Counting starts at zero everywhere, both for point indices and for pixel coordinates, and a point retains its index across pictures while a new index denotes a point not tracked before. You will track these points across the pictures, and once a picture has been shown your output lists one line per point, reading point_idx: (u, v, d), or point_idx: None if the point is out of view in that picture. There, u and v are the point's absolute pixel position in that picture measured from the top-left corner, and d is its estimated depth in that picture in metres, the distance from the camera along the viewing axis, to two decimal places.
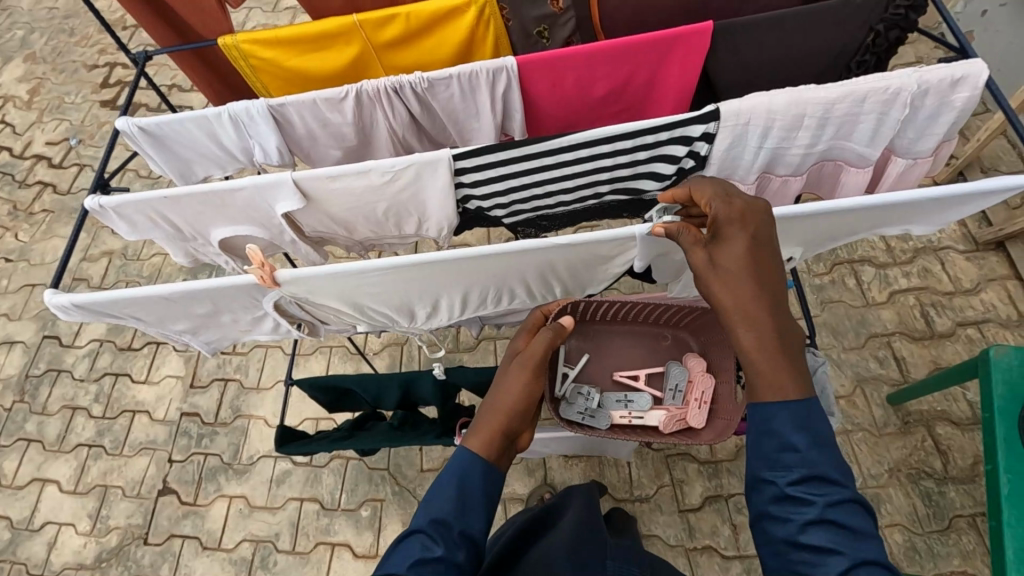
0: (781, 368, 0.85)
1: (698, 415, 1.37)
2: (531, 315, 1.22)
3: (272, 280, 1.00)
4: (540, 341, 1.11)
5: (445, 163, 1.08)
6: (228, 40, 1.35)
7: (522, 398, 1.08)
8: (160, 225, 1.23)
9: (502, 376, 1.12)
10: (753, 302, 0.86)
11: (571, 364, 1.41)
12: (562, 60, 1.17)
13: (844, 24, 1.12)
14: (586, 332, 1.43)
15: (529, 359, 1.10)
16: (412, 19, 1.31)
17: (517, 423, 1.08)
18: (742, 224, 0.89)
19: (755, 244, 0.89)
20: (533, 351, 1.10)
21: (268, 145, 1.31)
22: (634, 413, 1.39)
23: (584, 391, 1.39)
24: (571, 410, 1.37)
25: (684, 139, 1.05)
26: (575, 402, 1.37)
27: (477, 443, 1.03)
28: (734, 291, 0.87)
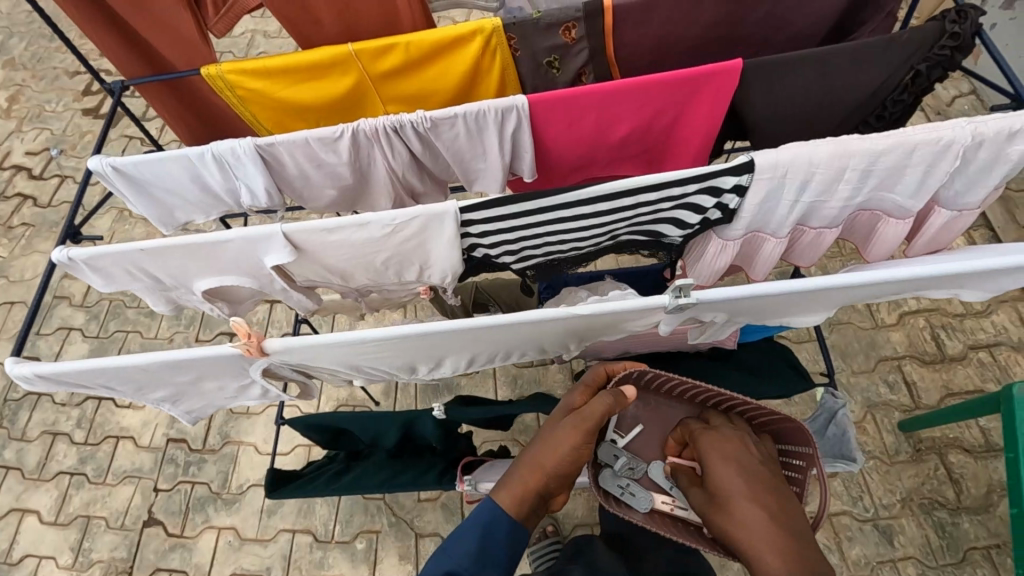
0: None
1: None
2: (592, 372, 1.18)
3: (259, 351, 0.90)
4: (598, 403, 1.04)
5: (452, 217, 0.99)
6: (212, 69, 1.25)
7: (569, 461, 1.02)
8: (138, 277, 1.14)
9: (548, 430, 1.05)
10: (765, 526, 0.89)
11: (620, 432, 1.30)
12: (576, 100, 1.07)
13: (882, 64, 1.03)
14: (644, 402, 1.32)
15: (584, 420, 1.02)
16: (412, 49, 1.21)
17: (555, 485, 1.03)
18: (728, 450, 1.03)
19: (744, 470, 0.98)
20: (588, 415, 1.02)
21: (256, 186, 1.21)
22: (678, 503, 1.23)
23: (633, 468, 1.26)
24: (612, 481, 1.25)
25: (713, 190, 0.96)
26: (617, 473, 1.25)
27: (507, 497, 1.01)
28: (745, 523, 0.91)
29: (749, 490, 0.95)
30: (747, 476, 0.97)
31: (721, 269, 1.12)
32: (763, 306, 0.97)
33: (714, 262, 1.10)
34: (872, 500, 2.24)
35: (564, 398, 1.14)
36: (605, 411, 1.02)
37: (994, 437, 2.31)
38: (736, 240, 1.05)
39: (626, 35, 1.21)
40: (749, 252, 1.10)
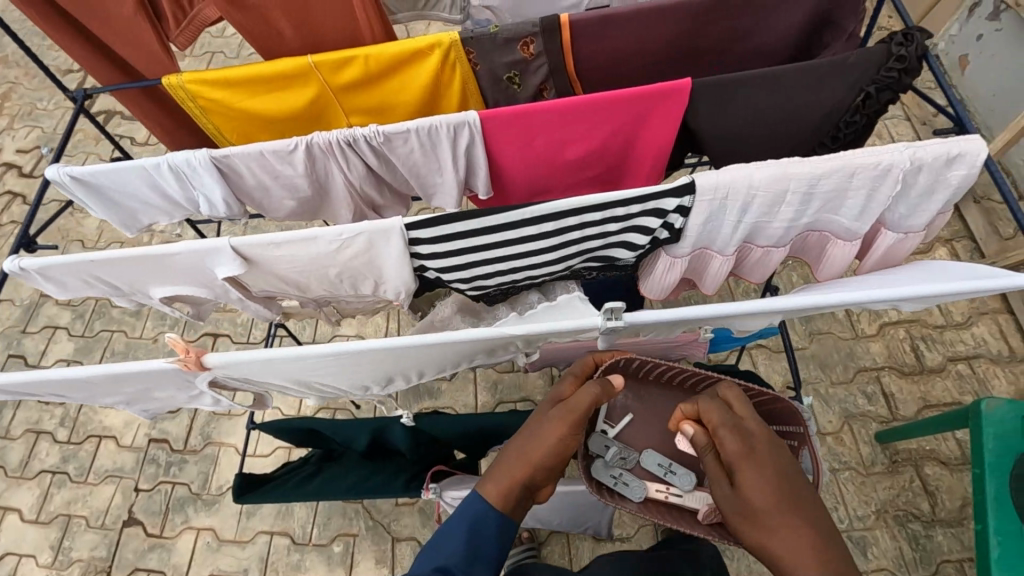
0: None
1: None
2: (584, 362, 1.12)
3: (198, 365, 0.92)
4: (584, 395, 1.00)
5: (399, 233, 1.00)
6: (172, 80, 1.26)
7: (556, 453, 0.99)
8: (93, 285, 1.14)
9: (533, 427, 1.01)
10: (813, 564, 0.77)
11: (610, 422, 1.21)
12: (528, 119, 1.07)
13: (832, 86, 1.04)
14: (636, 390, 1.24)
15: (571, 411, 0.99)
16: (371, 62, 1.21)
17: (541, 477, 1.01)
18: (762, 458, 0.84)
19: (781, 483, 0.82)
20: (574, 407, 0.99)
21: (214, 196, 1.21)
22: (673, 491, 1.14)
23: (626, 457, 1.17)
24: (605, 472, 1.16)
25: (658, 212, 0.96)
26: (609, 463, 1.16)
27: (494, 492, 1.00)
28: (789, 555, 0.78)
29: (794, 512, 0.80)
30: (787, 493, 0.82)
31: (671, 285, 1.12)
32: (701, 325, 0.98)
33: (664, 279, 1.11)
34: (846, 510, 2.23)
35: (553, 388, 1.09)
36: (593, 403, 0.98)
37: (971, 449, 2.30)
38: (684, 258, 1.06)
39: (584, 50, 1.22)
40: (699, 268, 1.11)
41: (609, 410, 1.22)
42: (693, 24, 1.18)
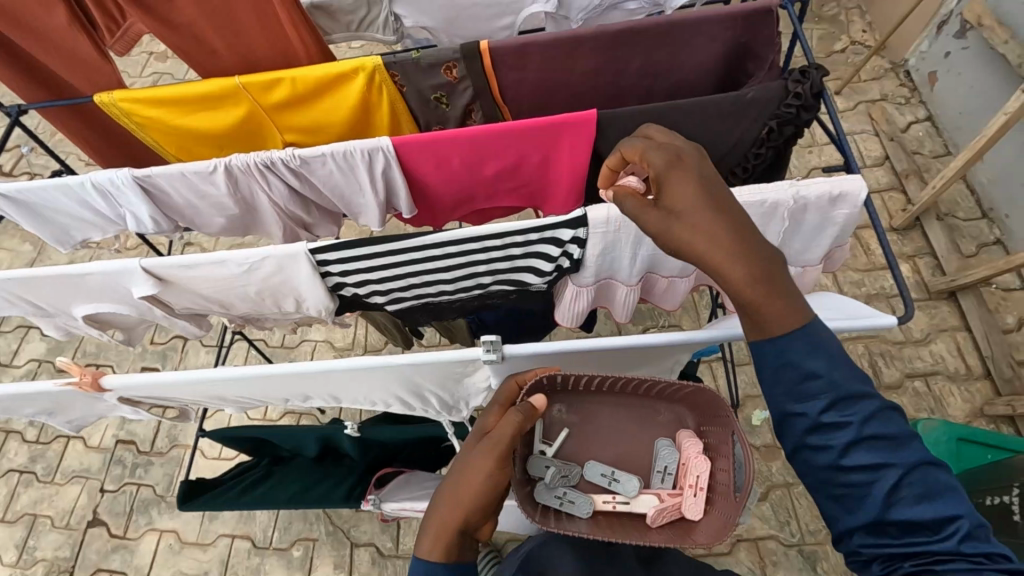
0: (775, 296, 0.74)
1: (694, 506, 1.05)
2: (505, 384, 1.00)
3: (95, 385, 0.94)
4: (507, 422, 0.89)
5: (305, 257, 1.02)
6: (105, 98, 1.28)
7: (486, 491, 0.87)
8: (16, 302, 1.16)
9: (460, 459, 0.90)
10: (722, 229, 0.74)
11: (547, 440, 1.11)
12: (440, 143, 1.09)
13: (736, 119, 1.07)
14: (572, 403, 1.12)
15: (496, 443, 0.88)
16: (298, 84, 1.24)
17: (477, 519, 0.88)
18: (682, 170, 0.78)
19: (705, 184, 0.76)
20: (498, 438, 0.88)
21: (141, 214, 1.23)
22: (620, 498, 1.07)
23: (567, 473, 1.08)
24: (547, 494, 1.06)
25: (556, 241, 0.97)
26: (551, 484, 1.06)
27: (431, 550, 0.87)
28: (702, 238, 0.74)
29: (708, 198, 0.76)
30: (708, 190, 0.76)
31: (582, 312, 1.14)
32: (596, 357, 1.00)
33: (573, 306, 1.12)
34: (799, 524, 2.06)
35: (477, 419, 0.96)
36: (515, 433, 0.88)
37: None
38: (589, 286, 1.08)
39: (507, 77, 1.24)
40: (608, 296, 1.13)
41: (543, 427, 1.11)
42: (611, 53, 1.21)
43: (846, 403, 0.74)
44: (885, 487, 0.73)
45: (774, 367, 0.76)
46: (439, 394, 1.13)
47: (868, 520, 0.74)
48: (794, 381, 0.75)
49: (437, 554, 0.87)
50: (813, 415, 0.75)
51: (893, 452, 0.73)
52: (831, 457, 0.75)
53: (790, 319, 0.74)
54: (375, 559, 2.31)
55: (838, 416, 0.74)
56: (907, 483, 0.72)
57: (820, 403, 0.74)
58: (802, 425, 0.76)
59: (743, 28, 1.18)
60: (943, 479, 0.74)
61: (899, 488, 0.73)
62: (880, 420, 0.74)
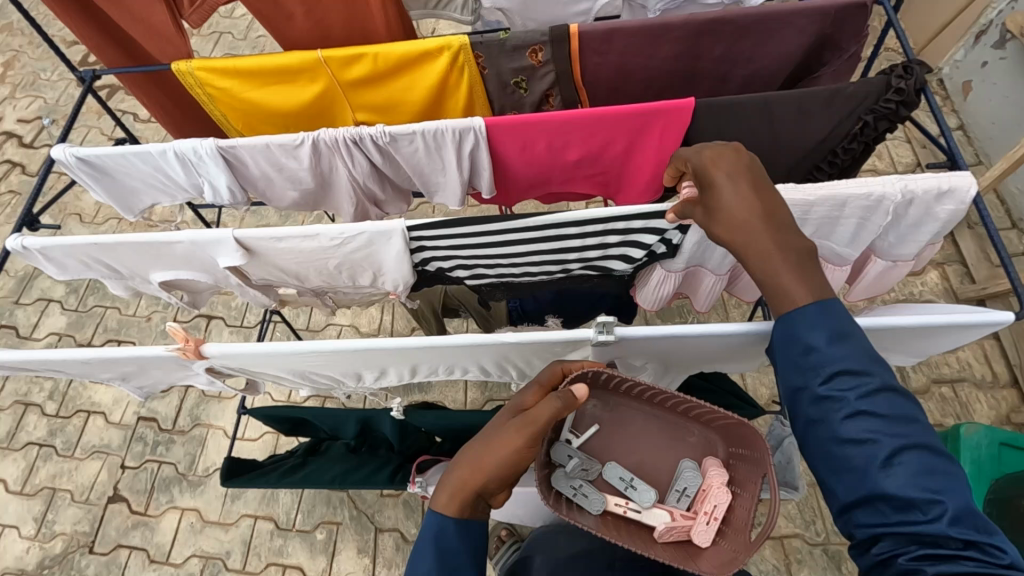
0: (791, 275, 0.76)
1: (704, 533, 1.03)
2: (550, 368, 0.98)
3: (197, 354, 0.94)
4: (545, 406, 0.86)
5: (400, 234, 1.01)
6: (182, 66, 1.26)
7: (510, 463, 0.86)
8: (93, 266, 1.15)
9: (493, 429, 0.90)
10: (753, 221, 0.77)
11: (575, 432, 1.09)
12: (530, 126, 1.09)
13: (831, 114, 1.08)
14: (606, 402, 1.11)
15: (529, 421, 0.86)
16: (380, 61, 1.23)
17: (497, 487, 0.88)
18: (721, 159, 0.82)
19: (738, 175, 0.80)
20: (534, 417, 0.86)
21: (219, 183, 1.23)
22: (633, 505, 1.05)
23: (587, 469, 1.07)
24: (563, 482, 1.05)
25: (656, 230, 0.99)
26: (570, 473, 1.06)
27: (448, 504, 0.87)
28: (736, 230, 0.79)
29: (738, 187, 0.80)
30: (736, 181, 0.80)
31: (664, 297, 1.15)
32: (691, 347, 1.00)
33: (658, 290, 1.13)
34: (823, 523, 2.06)
35: (515, 396, 0.95)
36: (552, 418, 0.85)
37: None
38: (677, 273, 1.09)
39: (589, 62, 1.24)
40: (693, 284, 1.14)
41: (575, 419, 1.10)
42: (695, 40, 1.20)
43: (843, 378, 0.73)
44: (874, 461, 0.70)
45: (783, 338, 0.77)
46: (519, 369, 1.13)
47: (859, 498, 0.72)
48: (798, 353, 0.76)
49: (452, 507, 0.87)
50: (812, 387, 0.75)
51: (887, 428, 0.71)
52: (828, 429, 0.73)
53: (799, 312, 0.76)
54: (399, 544, 2.28)
55: (833, 389, 0.73)
56: (898, 461, 0.70)
57: (819, 374, 0.74)
58: (804, 398, 0.76)
59: (832, 19, 1.18)
60: (945, 466, 0.70)
61: (891, 465, 0.70)
62: (878, 398, 0.71)
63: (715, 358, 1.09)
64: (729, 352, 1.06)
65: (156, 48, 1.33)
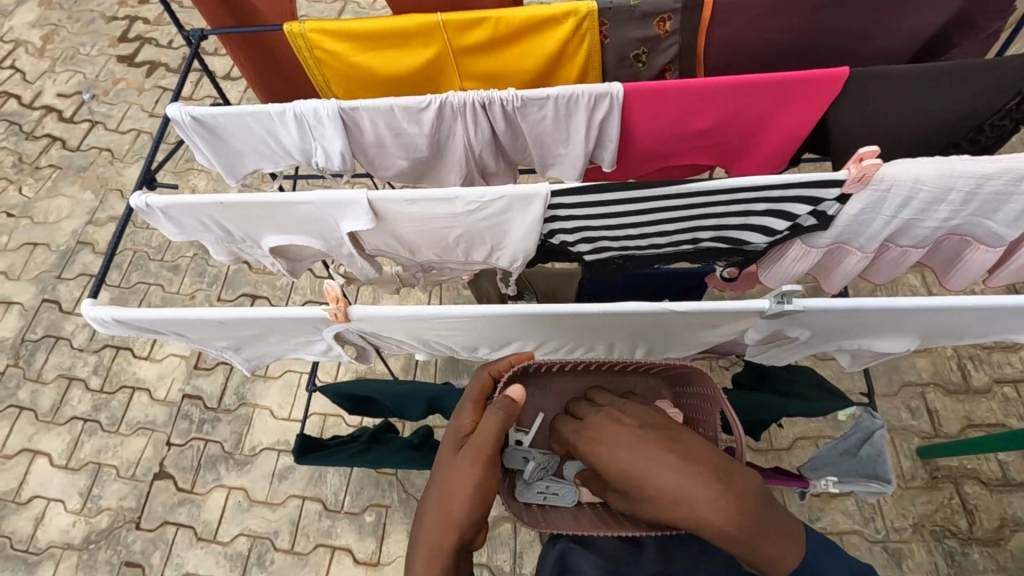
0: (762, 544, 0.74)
1: None
2: (478, 377, 0.93)
3: (345, 317, 0.92)
4: (489, 422, 0.82)
5: (541, 199, 0.98)
6: (295, 28, 1.23)
7: (477, 504, 0.76)
8: (209, 227, 1.12)
9: (443, 470, 0.80)
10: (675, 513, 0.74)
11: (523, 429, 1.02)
12: (671, 93, 1.05)
13: (988, 89, 1.05)
14: (538, 387, 1.11)
15: (481, 447, 0.79)
16: (501, 26, 1.19)
17: (472, 533, 0.76)
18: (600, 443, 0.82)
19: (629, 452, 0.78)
20: (480, 441, 0.80)
21: (332, 149, 1.20)
22: None
23: (548, 463, 1.00)
24: (529, 492, 0.99)
25: (812, 200, 0.94)
26: (533, 480, 0.98)
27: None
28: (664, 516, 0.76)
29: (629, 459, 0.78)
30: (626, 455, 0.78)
31: (796, 274, 1.12)
32: (855, 324, 0.95)
33: (792, 267, 1.10)
34: (884, 521, 2.00)
35: (453, 424, 0.87)
36: (498, 428, 0.81)
37: (1011, 470, 2.06)
38: (820, 248, 1.06)
39: (716, 34, 1.20)
40: (830, 262, 1.10)
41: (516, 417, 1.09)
42: (829, 14, 1.17)
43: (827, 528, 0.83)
44: None
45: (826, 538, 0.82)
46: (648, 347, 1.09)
47: None
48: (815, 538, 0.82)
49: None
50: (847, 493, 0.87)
51: None
52: None
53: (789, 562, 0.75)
54: None
55: None
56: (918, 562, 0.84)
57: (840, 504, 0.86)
58: None
59: None
60: None
61: None
62: None
63: (864, 340, 1.04)
64: (882, 334, 1.02)
65: (274, 13, 1.33)
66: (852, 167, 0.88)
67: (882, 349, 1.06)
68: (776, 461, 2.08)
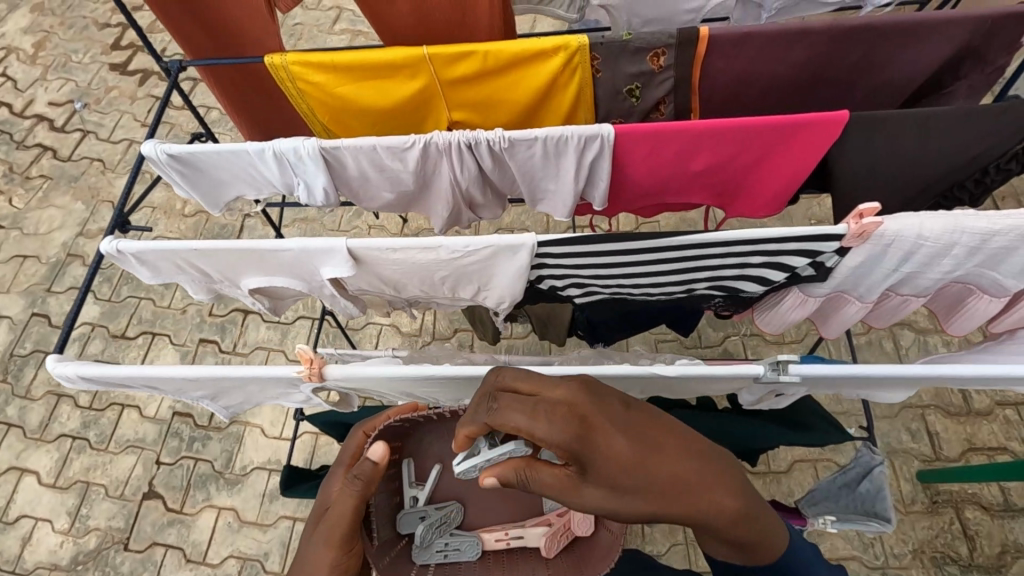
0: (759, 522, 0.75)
1: (583, 522, 1.00)
2: (353, 437, 0.93)
3: (319, 377, 0.89)
4: (346, 497, 0.82)
5: (529, 249, 0.94)
6: (277, 59, 1.19)
7: None
8: (186, 269, 1.08)
9: (302, 546, 0.82)
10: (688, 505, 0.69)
11: (419, 484, 0.99)
12: (664, 135, 1.01)
13: (993, 131, 1.01)
14: (436, 433, 1.01)
15: (336, 525, 0.81)
16: (489, 59, 1.15)
17: None
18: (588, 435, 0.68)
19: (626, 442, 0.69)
20: (336, 518, 0.81)
21: (315, 185, 1.16)
22: (511, 532, 1.00)
23: (447, 518, 0.98)
24: (427, 553, 0.96)
25: (810, 252, 0.90)
26: (427, 539, 0.96)
27: None
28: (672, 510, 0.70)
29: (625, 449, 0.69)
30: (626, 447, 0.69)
31: (792, 321, 1.08)
32: (855, 383, 0.91)
33: (790, 315, 1.06)
34: (884, 547, 1.96)
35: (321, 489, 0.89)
36: (354, 509, 0.81)
37: (1013, 495, 2.01)
38: (818, 297, 1.01)
39: (713, 66, 1.16)
40: (829, 311, 1.06)
41: (412, 468, 0.99)
42: (831, 46, 1.13)
43: None
44: None
45: None
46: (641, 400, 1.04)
47: None
48: None
49: None
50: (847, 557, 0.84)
51: None
52: None
53: (785, 557, 0.80)
54: None
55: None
56: None
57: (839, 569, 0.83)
58: None
59: (985, 28, 1.10)
60: None
61: None
62: None
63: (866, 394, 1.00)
64: (885, 389, 0.98)
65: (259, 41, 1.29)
66: (851, 222, 0.84)
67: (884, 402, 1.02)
68: (774, 484, 2.04)
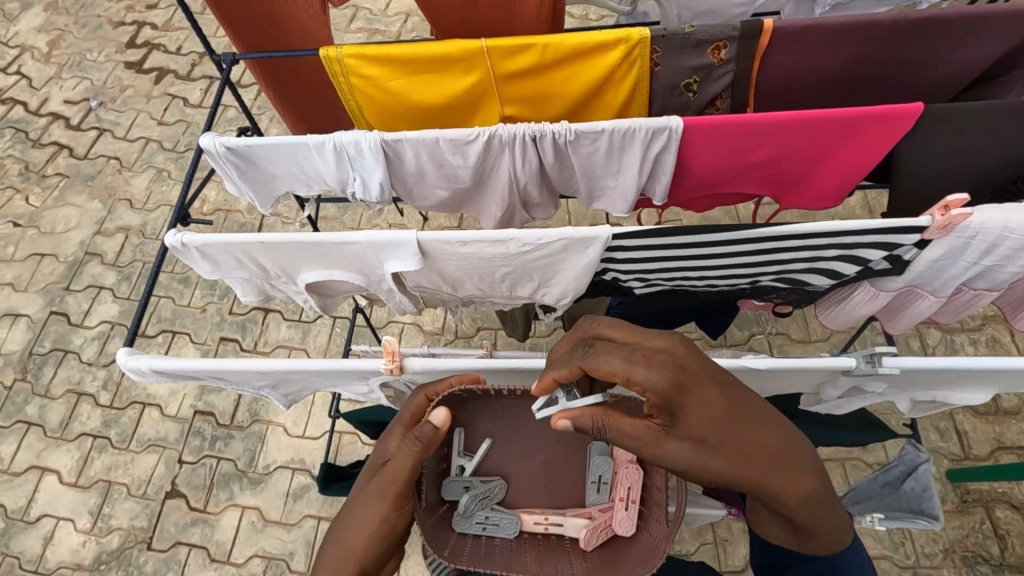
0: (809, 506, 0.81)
1: (625, 521, 0.95)
2: (415, 399, 0.90)
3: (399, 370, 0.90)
4: (404, 454, 0.83)
5: (602, 242, 0.93)
6: (332, 52, 1.18)
7: (378, 537, 0.81)
8: (245, 263, 1.07)
9: (354, 499, 0.84)
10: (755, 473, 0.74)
11: (468, 454, 0.99)
12: (733, 128, 1.01)
13: None
14: (489, 408, 0.99)
15: (390, 483, 0.82)
16: (547, 53, 1.15)
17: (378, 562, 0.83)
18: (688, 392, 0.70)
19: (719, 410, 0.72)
20: (392, 477, 0.82)
21: (371, 179, 1.15)
22: (553, 519, 0.96)
23: (490, 493, 0.96)
24: (466, 523, 0.95)
25: (889, 245, 0.89)
26: (467, 511, 0.95)
27: None
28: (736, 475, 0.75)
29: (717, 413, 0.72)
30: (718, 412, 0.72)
31: (859, 316, 1.08)
32: (936, 377, 0.91)
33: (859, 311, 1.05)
34: (915, 546, 1.95)
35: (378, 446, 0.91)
36: (411, 468, 0.82)
37: None
38: (889, 292, 1.01)
39: (771, 60, 1.15)
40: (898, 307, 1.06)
41: (463, 438, 0.99)
42: (890, 41, 1.12)
43: None
44: None
45: None
46: None
47: None
48: None
49: None
50: None
51: None
52: None
53: (815, 541, 0.87)
54: None
55: None
56: None
57: None
58: None
59: None
60: None
61: None
62: None
63: (942, 391, 0.99)
64: (963, 385, 0.97)
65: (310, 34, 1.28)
66: (937, 213, 0.84)
67: (962, 400, 1.00)
68: None
